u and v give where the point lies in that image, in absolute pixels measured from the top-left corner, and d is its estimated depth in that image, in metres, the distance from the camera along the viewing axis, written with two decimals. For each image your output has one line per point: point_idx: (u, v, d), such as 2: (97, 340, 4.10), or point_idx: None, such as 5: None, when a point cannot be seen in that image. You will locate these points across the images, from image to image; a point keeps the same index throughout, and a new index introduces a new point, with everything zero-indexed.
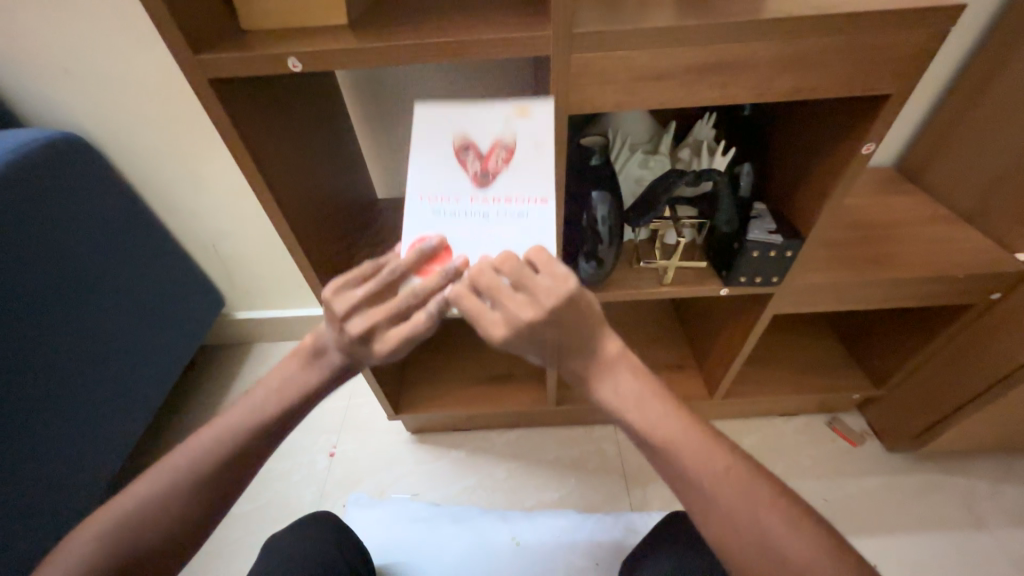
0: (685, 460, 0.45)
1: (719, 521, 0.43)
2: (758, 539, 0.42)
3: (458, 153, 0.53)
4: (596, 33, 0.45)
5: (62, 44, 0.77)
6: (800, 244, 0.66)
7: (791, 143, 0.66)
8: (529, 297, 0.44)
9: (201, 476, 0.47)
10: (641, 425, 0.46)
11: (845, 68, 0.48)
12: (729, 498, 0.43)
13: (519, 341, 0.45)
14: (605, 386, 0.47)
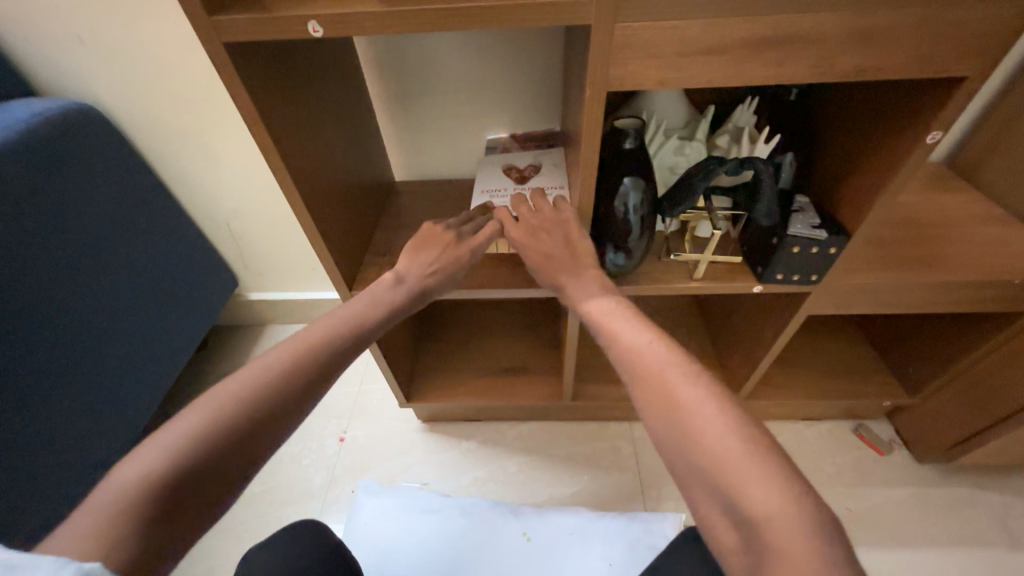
0: (674, 388, 0.45)
1: (703, 453, 0.41)
2: (744, 474, 0.38)
3: (506, 172, 0.82)
4: (643, 0, 0.41)
5: (77, 10, 0.75)
6: (845, 242, 0.61)
7: (841, 133, 0.61)
8: (549, 214, 0.63)
9: (210, 433, 0.42)
10: (649, 372, 0.47)
11: (919, 45, 0.43)
12: (717, 426, 0.41)
13: (540, 245, 0.61)
14: (626, 339, 0.51)
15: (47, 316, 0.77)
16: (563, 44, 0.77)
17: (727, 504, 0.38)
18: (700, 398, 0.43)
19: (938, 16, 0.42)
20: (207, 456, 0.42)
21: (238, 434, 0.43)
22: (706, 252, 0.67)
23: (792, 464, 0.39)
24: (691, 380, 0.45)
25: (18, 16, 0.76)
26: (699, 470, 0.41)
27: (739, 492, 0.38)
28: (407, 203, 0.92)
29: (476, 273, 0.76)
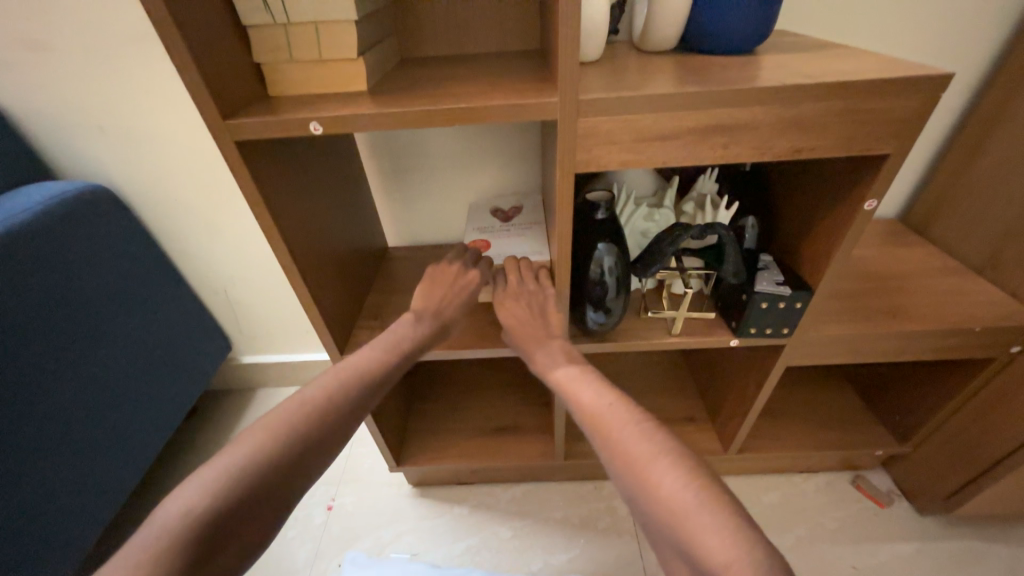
0: (629, 446, 0.47)
1: (661, 509, 0.42)
2: (700, 529, 0.39)
3: (492, 212, 0.91)
4: (600, 100, 0.48)
5: (102, 105, 0.83)
6: (809, 296, 0.65)
7: (794, 199, 0.68)
8: (534, 291, 0.68)
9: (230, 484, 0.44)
10: (607, 431, 0.49)
11: (843, 130, 0.49)
12: (672, 482, 0.42)
13: (513, 307, 0.67)
14: (585, 402, 0.53)
15: (44, 388, 0.77)
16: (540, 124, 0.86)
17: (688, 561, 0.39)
18: (655, 454, 0.45)
19: (858, 106, 0.48)
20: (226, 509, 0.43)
21: (246, 498, 0.45)
22: (681, 309, 0.70)
23: (746, 512, 0.40)
24: (647, 435, 0.47)
25: (47, 111, 0.83)
26: (661, 527, 0.42)
27: (696, 546, 0.39)
28: (399, 268, 0.97)
29: (464, 333, 0.79)
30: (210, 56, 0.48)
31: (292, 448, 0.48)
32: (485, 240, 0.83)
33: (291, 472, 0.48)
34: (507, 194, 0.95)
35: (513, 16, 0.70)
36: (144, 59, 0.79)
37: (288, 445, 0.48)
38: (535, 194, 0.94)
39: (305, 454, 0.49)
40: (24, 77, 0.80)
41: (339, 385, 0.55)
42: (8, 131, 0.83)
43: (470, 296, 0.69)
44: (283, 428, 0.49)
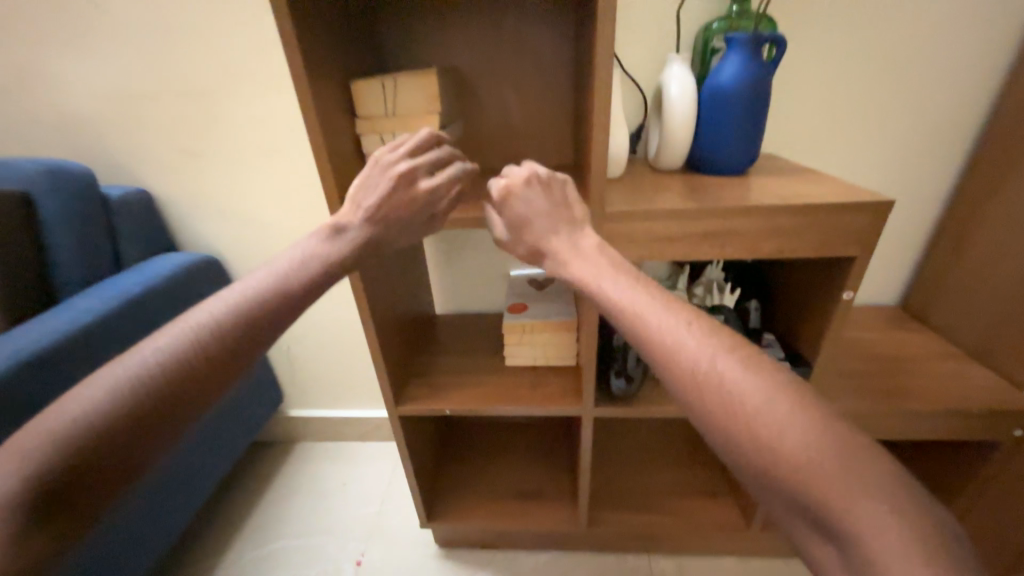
0: (665, 330, 0.44)
1: (705, 393, 0.40)
2: (752, 407, 0.38)
3: (529, 281, 1.07)
4: (623, 211, 0.64)
5: (226, 197, 1.06)
6: (808, 372, 0.74)
7: (788, 288, 0.80)
8: (536, 181, 0.60)
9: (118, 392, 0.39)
10: (669, 349, 0.43)
11: (815, 238, 0.63)
12: (711, 364, 0.40)
13: (522, 195, 0.60)
14: (628, 304, 0.48)
15: None
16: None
17: (739, 442, 0.38)
18: (686, 337, 0.43)
19: (825, 221, 0.62)
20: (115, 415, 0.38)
21: (180, 387, 0.42)
22: None
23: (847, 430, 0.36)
24: (677, 321, 0.45)
25: (184, 199, 1.06)
26: (704, 409, 0.40)
27: (751, 426, 0.37)
28: (445, 332, 1.11)
29: (502, 392, 0.89)
30: (340, 175, 0.68)
31: (204, 349, 0.44)
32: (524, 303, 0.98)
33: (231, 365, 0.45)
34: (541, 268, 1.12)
35: (554, 141, 0.90)
36: (267, 165, 1.02)
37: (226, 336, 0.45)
38: None
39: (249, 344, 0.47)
40: (174, 176, 1.04)
41: (261, 285, 0.50)
42: (155, 214, 1.05)
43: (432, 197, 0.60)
44: (196, 329, 0.45)
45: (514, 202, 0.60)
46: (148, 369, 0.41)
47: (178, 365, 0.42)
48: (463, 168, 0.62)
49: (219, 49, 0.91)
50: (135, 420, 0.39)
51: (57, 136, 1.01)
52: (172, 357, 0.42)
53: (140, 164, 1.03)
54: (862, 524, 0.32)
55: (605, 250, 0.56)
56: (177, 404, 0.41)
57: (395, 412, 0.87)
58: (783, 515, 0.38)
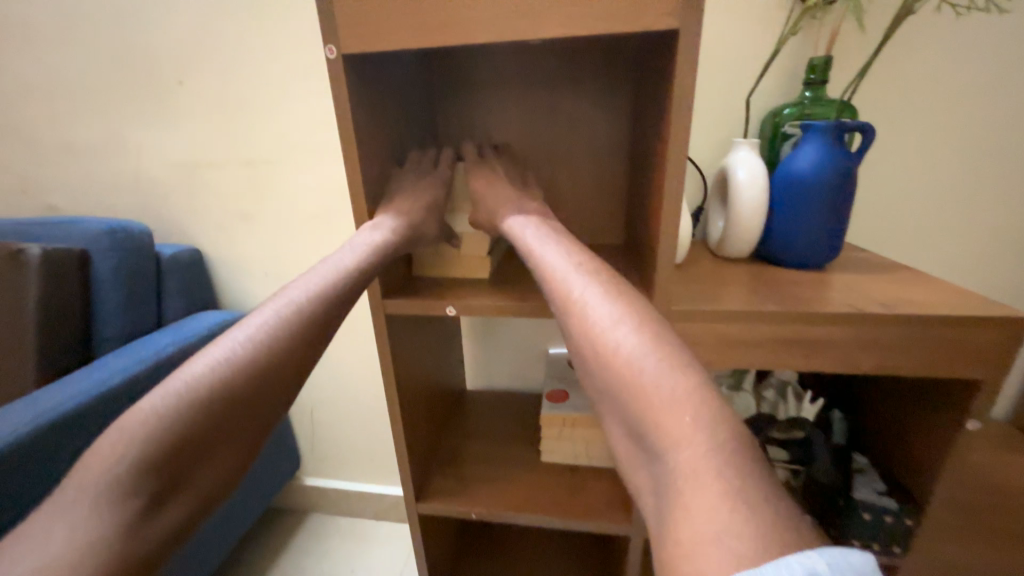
0: (582, 289, 0.46)
1: (593, 342, 0.43)
2: (626, 353, 0.40)
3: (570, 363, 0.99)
4: (688, 310, 0.56)
5: (272, 259, 1.07)
6: (920, 515, 0.60)
7: (884, 407, 0.69)
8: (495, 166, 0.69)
9: (175, 419, 0.41)
10: (596, 325, 0.43)
11: (927, 355, 0.53)
12: (610, 320, 0.43)
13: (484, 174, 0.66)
14: (569, 276, 0.48)
15: None
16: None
17: (613, 385, 0.41)
18: (597, 296, 0.45)
19: (938, 337, 0.52)
20: (171, 440, 0.40)
21: (237, 391, 0.44)
22: None
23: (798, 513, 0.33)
24: (598, 284, 0.47)
25: (233, 259, 1.08)
26: (593, 358, 0.43)
27: (620, 367, 0.40)
28: (475, 412, 1.02)
29: (536, 495, 0.78)
30: None
31: (251, 364, 0.46)
32: (564, 389, 0.89)
33: (282, 369, 0.48)
34: None
35: (605, 219, 0.85)
36: (314, 231, 1.03)
37: (282, 342, 0.48)
38: None
39: (301, 348, 0.49)
40: (226, 237, 1.06)
41: (307, 296, 0.51)
42: (204, 273, 1.07)
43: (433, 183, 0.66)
44: (246, 343, 0.47)
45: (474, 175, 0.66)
46: (205, 370, 0.44)
47: (238, 369, 0.45)
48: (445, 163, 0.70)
49: (283, 122, 0.95)
50: (202, 426, 0.42)
51: (126, 196, 1.06)
52: (225, 361, 0.45)
53: (196, 225, 1.06)
54: (678, 441, 0.35)
55: (556, 226, 0.58)
56: (239, 408, 0.45)
57: (415, 508, 0.77)
58: (625, 444, 0.41)
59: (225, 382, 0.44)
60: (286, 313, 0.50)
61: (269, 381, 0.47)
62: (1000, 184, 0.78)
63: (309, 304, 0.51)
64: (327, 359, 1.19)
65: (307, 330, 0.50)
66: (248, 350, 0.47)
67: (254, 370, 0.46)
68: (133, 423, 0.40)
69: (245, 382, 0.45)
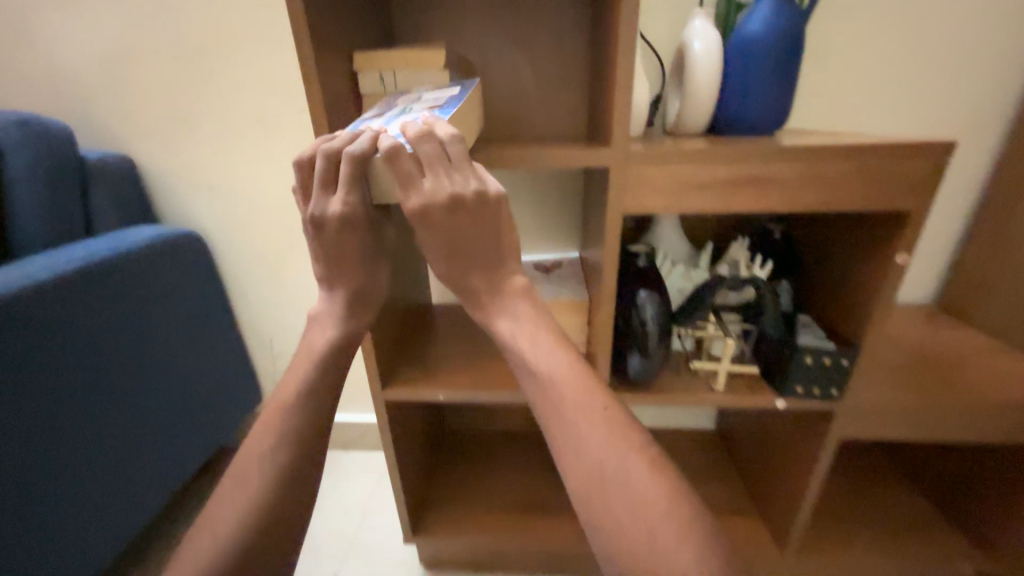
0: (560, 391, 0.50)
1: (569, 441, 0.48)
2: (603, 459, 0.46)
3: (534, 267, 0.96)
4: (645, 152, 0.57)
5: (214, 168, 1.00)
6: (855, 354, 0.65)
7: (825, 265, 0.73)
8: (439, 177, 0.50)
9: (225, 544, 0.49)
10: (591, 450, 0.47)
11: (865, 187, 0.56)
12: (607, 453, 0.46)
13: (448, 217, 0.52)
14: (559, 388, 0.50)
15: (79, 402, 0.80)
16: (583, 173, 0.93)
17: (580, 486, 0.47)
18: (584, 409, 0.49)
19: (873, 168, 0.55)
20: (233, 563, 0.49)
21: (271, 513, 0.52)
22: (724, 361, 0.72)
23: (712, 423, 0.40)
24: (579, 386, 0.50)
25: (170, 169, 1.00)
26: (585, 485, 0.46)
27: (597, 471, 0.46)
28: (440, 319, 1.00)
29: (504, 378, 0.79)
30: (334, 110, 0.61)
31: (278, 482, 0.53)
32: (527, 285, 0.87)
33: (294, 480, 0.54)
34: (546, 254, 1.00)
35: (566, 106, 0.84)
36: (260, 134, 0.97)
37: (287, 452, 0.54)
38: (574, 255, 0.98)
39: (303, 448, 0.55)
40: (160, 143, 0.98)
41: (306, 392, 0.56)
42: (139, 185, 0.99)
43: (356, 225, 0.53)
44: (270, 463, 0.53)
45: (422, 224, 0.52)
46: (242, 507, 0.51)
47: (271, 488, 0.52)
48: (351, 170, 0.49)
49: (217, 6, 0.87)
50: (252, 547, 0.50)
51: (40, 99, 0.96)
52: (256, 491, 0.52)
53: (124, 132, 0.98)
54: None
55: (536, 305, 0.56)
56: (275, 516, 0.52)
57: (381, 396, 0.77)
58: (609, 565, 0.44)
59: (251, 514, 0.51)
60: (282, 426, 0.55)
61: (285, 496, 0.53)
62: (931, 63, 0.82)
63: (300, 399, 0.56)
64: (276, 284, 1.11)
65: (304, 431, 0.55)
66: (262, 474, 0.53)
67: (270, 491, 0.52)
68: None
69: (264, 509, 0.52)
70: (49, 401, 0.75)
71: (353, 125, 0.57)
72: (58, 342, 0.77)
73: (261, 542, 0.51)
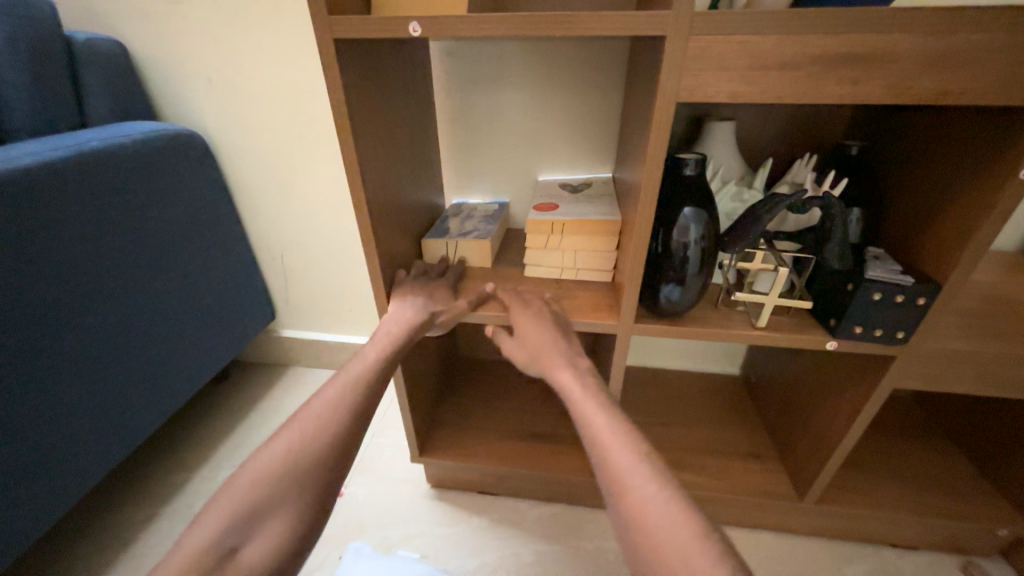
0: (608, 431, 0.51)
1: (620, 483, 0.47)
2: (649, 498, 0.44)
3: (561, 186, 0.86)
4: (717, 15, 0.44)
5: (212, 57, 0.90)
6: (935, 290, 0.55)
7: (916, 189, 0.60)
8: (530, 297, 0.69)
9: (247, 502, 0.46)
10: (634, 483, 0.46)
11: (1003, 71, 0.43)
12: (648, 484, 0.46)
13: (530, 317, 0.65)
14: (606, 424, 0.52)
15: (89, 297, 0.78)
16: (628, 60, 0.77)
17: (630, 530, 0.44)
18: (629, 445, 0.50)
19: (1021, 42, 0.42)
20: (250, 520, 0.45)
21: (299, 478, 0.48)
22: (771, 295, 0.63)
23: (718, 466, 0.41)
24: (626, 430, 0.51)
25: (165, 58, 0.91)
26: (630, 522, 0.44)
27: (643, 510, 0.44)
28: None
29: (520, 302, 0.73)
30: None
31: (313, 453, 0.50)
32: (552, 203, 0.79)
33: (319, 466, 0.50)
34: (576, 174, 0.89)
35: None
36: (262, 21, 0.85)
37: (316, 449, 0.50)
38: (607, 177, 0.88)
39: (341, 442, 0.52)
40: (151, 23, 0.88)
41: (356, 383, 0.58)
42: (132, 74, 0.91)
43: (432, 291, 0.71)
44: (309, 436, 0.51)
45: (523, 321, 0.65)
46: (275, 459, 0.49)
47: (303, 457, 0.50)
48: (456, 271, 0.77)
49: None
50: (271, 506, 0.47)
51: None
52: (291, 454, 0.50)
53: (112, 9, 0.87)
54: None
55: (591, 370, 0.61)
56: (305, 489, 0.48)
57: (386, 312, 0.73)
58: None
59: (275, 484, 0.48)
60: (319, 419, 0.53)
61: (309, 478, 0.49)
62: None
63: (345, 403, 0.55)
64: (286, 196, 1.05)
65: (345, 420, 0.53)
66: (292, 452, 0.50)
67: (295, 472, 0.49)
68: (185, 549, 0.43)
69: (290, 485, 0.48)
70: (56, 297, 0.73)
71: (435, 229, 0.85)
72: (58, 233, 0.73)
73: (278, 523, 0.46)
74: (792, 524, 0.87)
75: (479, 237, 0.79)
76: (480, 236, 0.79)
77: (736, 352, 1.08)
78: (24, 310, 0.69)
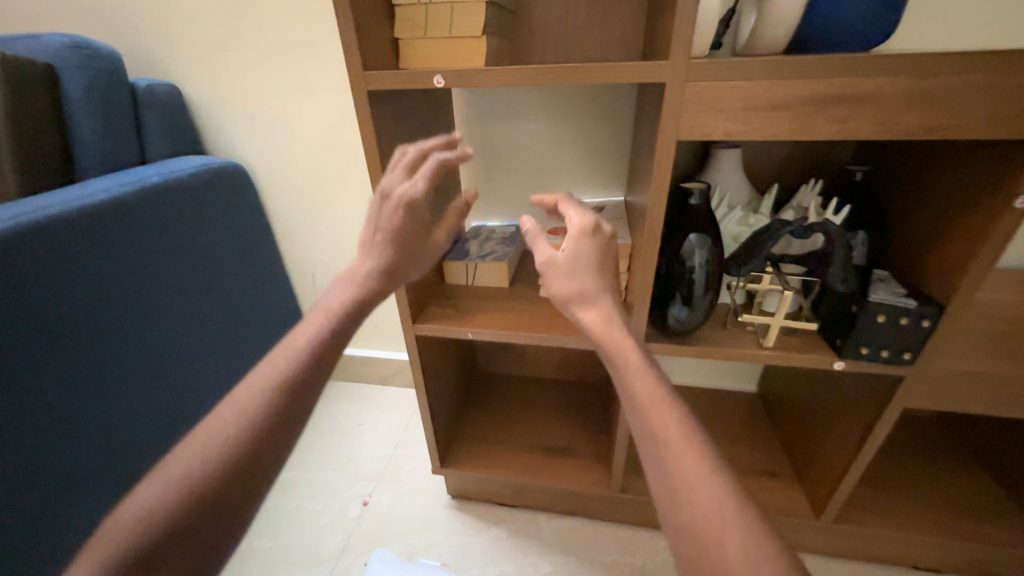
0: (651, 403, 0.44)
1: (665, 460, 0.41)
2: (696, 481, 0.39)
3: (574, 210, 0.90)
4: (711, 65, 0.48)
5: (255, 97, 0.99)
6: (939, 313, 0.57)
7: (919, 214, 0.62)
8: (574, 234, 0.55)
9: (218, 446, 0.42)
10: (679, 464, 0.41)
11: (987, 109, 0.45)
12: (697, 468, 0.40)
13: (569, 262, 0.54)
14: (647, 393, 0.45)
15: (143, 315, 0.86)
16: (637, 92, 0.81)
17: (673, 514, 0.39)
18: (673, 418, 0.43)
19: (1002, 83, 0.44)
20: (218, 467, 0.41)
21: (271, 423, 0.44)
22: (776, 316, 0.65)
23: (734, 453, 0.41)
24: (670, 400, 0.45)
25: (214, 99, 1.01)
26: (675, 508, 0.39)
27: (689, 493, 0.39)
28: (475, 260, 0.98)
29: (535, 323, 0.77)
30: (361, 20, 0.57)
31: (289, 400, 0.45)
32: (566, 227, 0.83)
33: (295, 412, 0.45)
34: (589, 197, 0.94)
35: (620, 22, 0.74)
36: (300, 64, 0.94)
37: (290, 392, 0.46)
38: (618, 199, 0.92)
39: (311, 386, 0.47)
40: (203, 69, 0.98)
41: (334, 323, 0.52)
42: (186, 114, 1.01)
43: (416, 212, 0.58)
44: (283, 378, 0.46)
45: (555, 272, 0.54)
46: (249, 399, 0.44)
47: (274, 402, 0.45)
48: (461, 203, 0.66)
49: None
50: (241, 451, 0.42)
51: (90, 22, 0.97)
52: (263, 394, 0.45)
53: (171, 59, 0.98)
54: None
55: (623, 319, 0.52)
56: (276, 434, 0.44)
57: (411, 331, 0.78)
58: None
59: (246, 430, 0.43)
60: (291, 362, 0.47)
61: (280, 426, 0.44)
62: None
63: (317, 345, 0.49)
64: (318, 220, 1.13)
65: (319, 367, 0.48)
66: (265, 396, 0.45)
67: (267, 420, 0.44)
68: (141, 503, 0.39)
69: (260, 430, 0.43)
70: (117, 316, 0.81)
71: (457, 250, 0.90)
72: (120, 258, 0.81)
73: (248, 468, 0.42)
74: (811, 544, 0.87)
75: (496, 259, 0.85)
76: (497, 258, 0.84)
77: (751, 369, 1.09)
78: (93, 329, 0.77)
